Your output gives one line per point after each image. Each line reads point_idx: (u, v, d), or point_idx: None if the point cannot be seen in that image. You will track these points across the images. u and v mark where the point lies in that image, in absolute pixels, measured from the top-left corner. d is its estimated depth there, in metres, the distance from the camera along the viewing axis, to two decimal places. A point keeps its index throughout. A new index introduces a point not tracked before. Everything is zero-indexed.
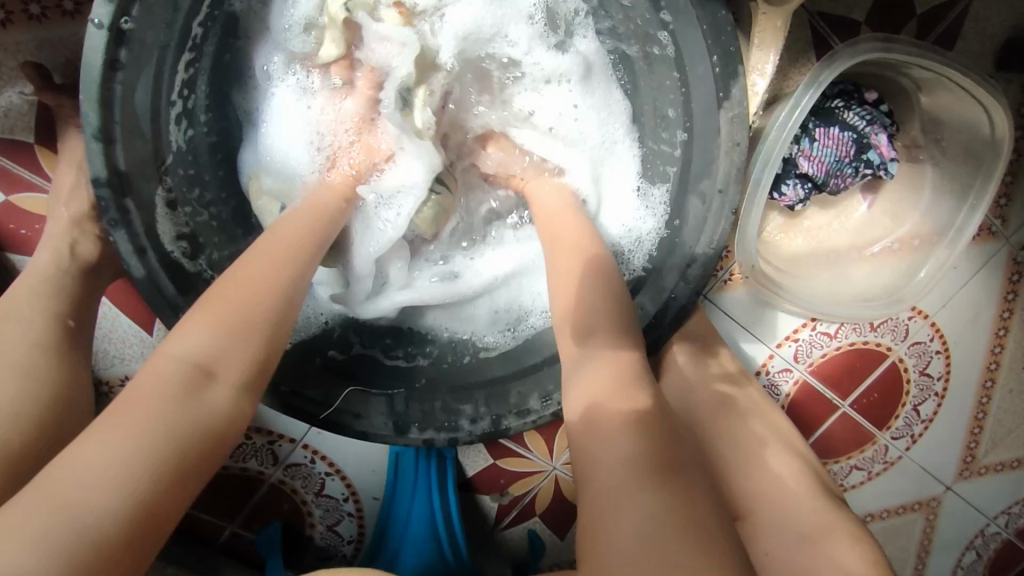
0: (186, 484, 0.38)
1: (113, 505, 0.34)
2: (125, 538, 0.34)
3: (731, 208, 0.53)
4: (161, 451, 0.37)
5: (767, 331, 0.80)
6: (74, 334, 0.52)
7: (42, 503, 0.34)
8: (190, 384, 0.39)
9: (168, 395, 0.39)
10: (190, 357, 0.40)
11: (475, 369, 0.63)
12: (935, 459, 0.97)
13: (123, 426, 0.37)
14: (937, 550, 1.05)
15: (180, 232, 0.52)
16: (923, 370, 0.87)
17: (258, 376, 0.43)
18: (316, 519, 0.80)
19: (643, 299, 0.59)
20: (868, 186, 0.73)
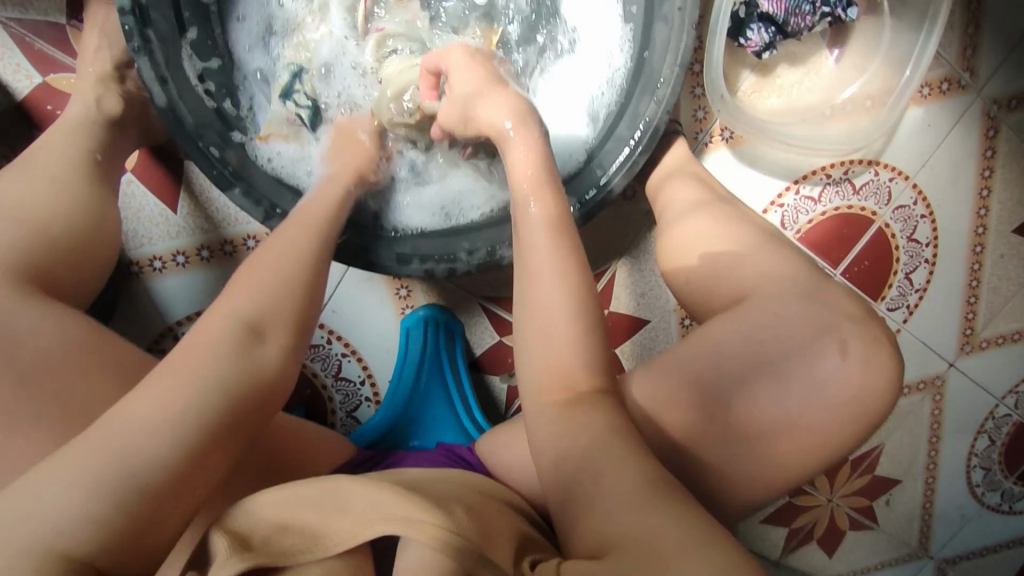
0: (224, 450, 0.45)
1: (166, 454, 0.41)
2: (170, 491, 0.41)
3: (691, 22, 0.58)
4: (207, 413, 0.44)
5: (754, 195, 0.83)
6: (102, 166, 0.61)
7: (97, 446, 0.40)
8: (241, 342, 0.48)
9: (221, 350, 0.47)
10: (241, 316, 0.49)
11: (472, 211, 0.67)
12: (935, 332, 0.99)
13: (178, 377, 0.45)
14: (948, 434, 1.07)
15: (201, 76, 0.60)
16: (910, 236, 0.90)
17: (296, 334, 0.53)
18: (336, 405, 0.83)
19: (621, 127, 0.64)
20: (833, 38, 0.77)
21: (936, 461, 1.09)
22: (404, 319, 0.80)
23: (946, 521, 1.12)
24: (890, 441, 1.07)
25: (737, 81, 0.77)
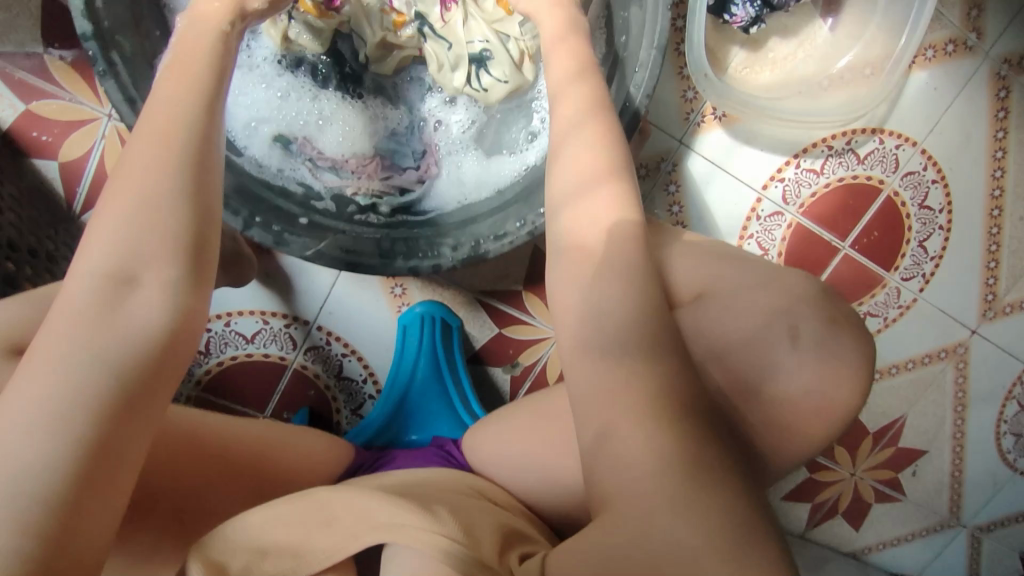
0: (121, 453, 0.35)
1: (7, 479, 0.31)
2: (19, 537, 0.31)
3: (667, 4, 0.56)
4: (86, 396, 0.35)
5: (752, 173, 0.82)
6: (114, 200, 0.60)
7: None
8: (107, 289, 0.38)
9: (85, 311, 0.37)
10: (102, 266, 0.39)
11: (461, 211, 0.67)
12: (954, 299, 0.95)
13: (36, 393, 0.34)
14: (973, 403, 1.04)
15: None
16: (922, 203, 0.88)
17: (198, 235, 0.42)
18: (341, 403, 0.85)
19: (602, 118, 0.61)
20: (827, 8, 0.75)
21: (962, 430, 1.06)
22: (402, 316, 0.80)
23: (978, 488, 1.08)
24: (915, 409, 1.03)
25: (727, 59, 0.75)
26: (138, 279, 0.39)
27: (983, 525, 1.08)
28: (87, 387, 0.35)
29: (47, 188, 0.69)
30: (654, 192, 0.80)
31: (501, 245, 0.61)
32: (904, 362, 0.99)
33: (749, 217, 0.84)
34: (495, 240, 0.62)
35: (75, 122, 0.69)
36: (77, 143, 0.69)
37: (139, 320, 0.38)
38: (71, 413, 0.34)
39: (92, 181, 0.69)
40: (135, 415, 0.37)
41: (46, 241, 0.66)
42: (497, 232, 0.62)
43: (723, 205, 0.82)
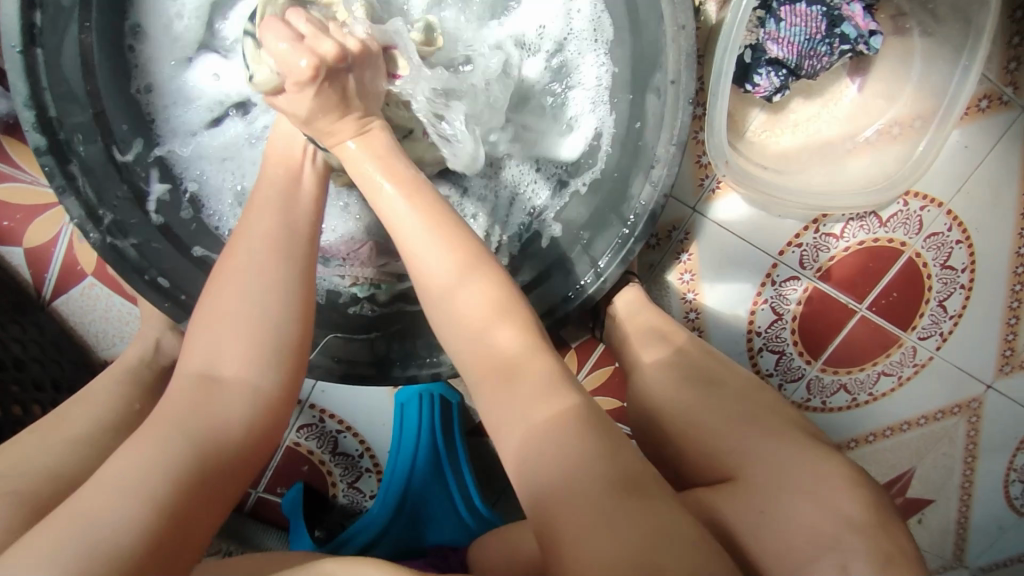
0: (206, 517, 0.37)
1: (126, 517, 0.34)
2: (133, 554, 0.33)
3: (687, 97, 0.51)
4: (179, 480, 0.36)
5: (766, 239, 0.79)
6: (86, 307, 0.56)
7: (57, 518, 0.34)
8: (197, 391, 0.41)
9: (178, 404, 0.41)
10: (196, 367, 0.42)
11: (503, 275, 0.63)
12: (971, 355, 0.85)
13: (145, 458, 0.37)
14: (984, 455, 0.89)
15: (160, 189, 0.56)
16: (944, 263, 0.82)
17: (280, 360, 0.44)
18: (336, 478, 0.80)
19: (616, 208, 0.58)
20: (855, 67, 0.68)
21: (973, 479, 0.90)
22: (398, 393, 0.75)
23: (983, 534, 0.93)
24: (924, 461, 0.90)
25: (745, 123, 0.68)
26: (221, 380, 0.42)
27: (986, 565, 0.93)
28: (184, 448, 0.38)
29: (12, 276, 0.64)
30: (664, 260, 0.80)
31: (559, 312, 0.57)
32: (916, 420, 0.88)
33: (764, 282, 0.81)
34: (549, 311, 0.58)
35: (38, 206, 0.63)
36: (43, 228, 0.64)
37: (228, 416, 0.41)
38: (162, 487, 0.36)
39: (62, 266, 0.65)
40: (220, 491, 0.39)
41: (15, 344, 0.60)
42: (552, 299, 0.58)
43: (734, 271, 0.80)
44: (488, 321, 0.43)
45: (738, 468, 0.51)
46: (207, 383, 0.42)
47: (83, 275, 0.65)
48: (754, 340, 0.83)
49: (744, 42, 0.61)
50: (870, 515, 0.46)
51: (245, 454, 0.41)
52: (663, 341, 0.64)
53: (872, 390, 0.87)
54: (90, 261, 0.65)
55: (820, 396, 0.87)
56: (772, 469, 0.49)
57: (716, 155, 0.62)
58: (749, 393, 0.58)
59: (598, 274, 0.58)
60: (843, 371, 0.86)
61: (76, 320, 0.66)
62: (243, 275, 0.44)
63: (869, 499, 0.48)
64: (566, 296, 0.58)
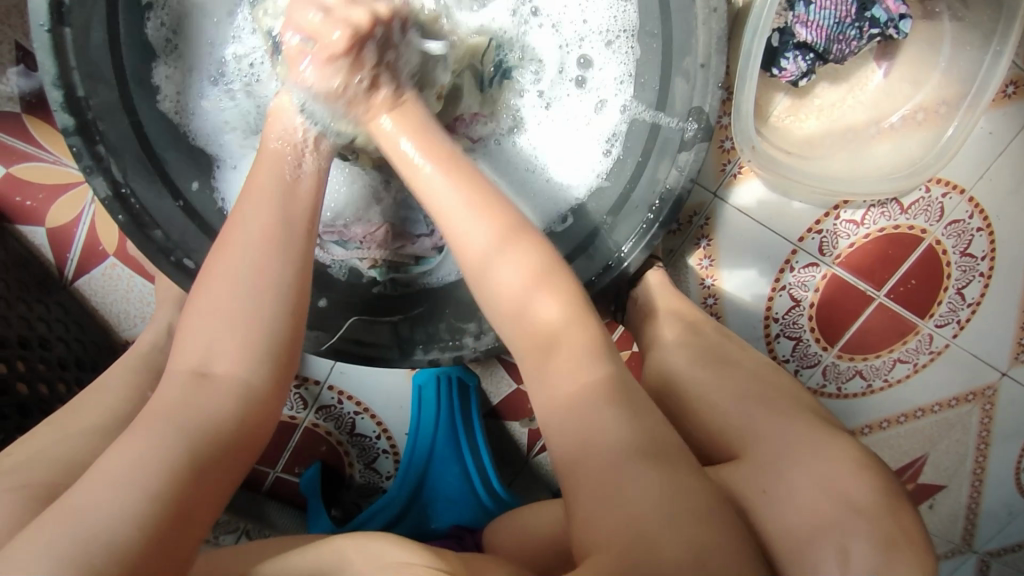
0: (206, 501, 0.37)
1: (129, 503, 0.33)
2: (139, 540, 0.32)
3: (717, 81, 0.52)
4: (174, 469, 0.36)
5: (785, 226, 0.79)
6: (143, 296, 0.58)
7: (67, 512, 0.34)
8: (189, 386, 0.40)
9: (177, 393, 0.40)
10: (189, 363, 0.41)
11: None
12: (988, 342, 0.85)
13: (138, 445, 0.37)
14: (997, 442, 0.89)
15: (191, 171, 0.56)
16: (964, 250, 0.81)
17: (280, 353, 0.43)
18: (353, 458, 0.81)
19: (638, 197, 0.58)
20: (882, 52, 0.67)
21: (984, 466, 0.90)
22: (417, 375, 0.76)
23: (992, 519, 0.93)
24: (937, 448, 0.90)
25: (769, 108, 0.68)
26: (213, 374, 0.41)
27: (993, 551, 0.94)
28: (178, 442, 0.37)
29: (35, 257, 0.64)
30: (685, 245, 0.80)
31: None
32: (930, 406, 0.88)
33: (782, 268, 0.81)
34: None
35: (60, 186, 0.63)
36: (65, 208, 0.64)
37: (220, 408, 0.40)
38: (157, 481, 0.35)
39: (84, 246, 0.65)
40: (217, 471, 0.38)
41: (40, 324, 0.60)
42: None
43: (752, 257, 0.80)
44: (513, 304, 0.45)
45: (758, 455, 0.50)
46: (199, 377, 0.41)
47: (105, 256, 0.65)
48: (771, 326, 0.83)
49: (772, 26, 0.60)
50: (890, 501, 0.46)
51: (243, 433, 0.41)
52: (681, 325, 0.64)
53: (886, 377, 0.87)
54: (111, 241, 0.65)
55: (835, 382, 0.87)
56: (793, 453, 0.49)
57: (742, 140, 0.62)
58: (769, 381, 0.57)
59: (636, 241, 0.57)
60: (860, 358, 0.86)
61: (98, 300, 0.66)
62: (233, 271, 0.43)
63: (890, 487, 0.47)
64: (606, 265, 0.58)
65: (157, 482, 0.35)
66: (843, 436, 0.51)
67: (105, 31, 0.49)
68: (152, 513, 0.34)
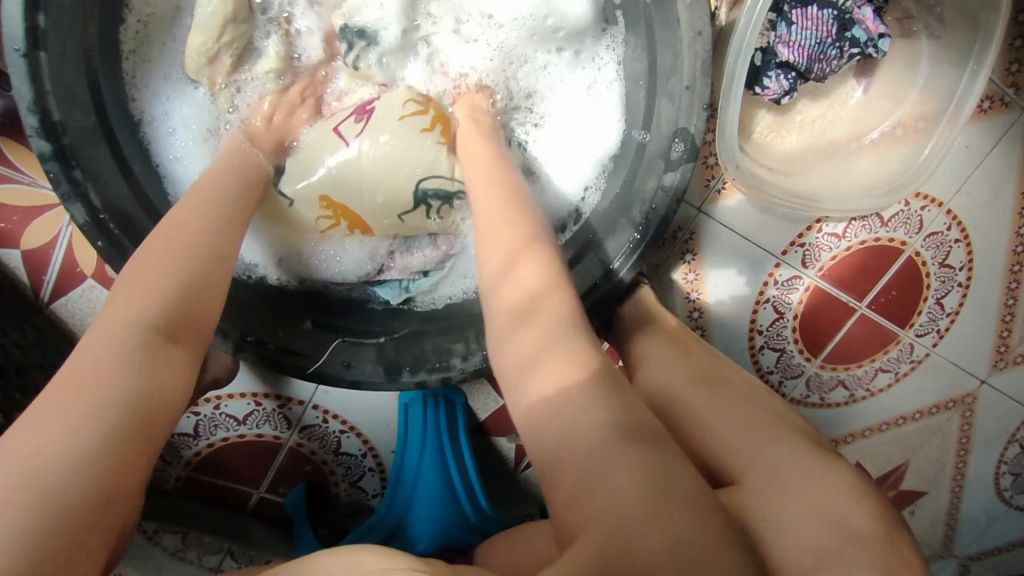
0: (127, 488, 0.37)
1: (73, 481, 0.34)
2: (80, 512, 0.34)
3: (701, 102, 0.52)
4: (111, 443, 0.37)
5: (769, 240, 0.80)
6: None
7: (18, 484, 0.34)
8: (150, 350, 0.41)
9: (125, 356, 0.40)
10: (147, 323, 0.42)
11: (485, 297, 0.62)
12: (967, 352, 0.86)
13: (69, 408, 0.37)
14: (977, 449, 0.90)
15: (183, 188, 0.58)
16: (943, 262, 0.82)
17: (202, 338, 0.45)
18: (340, 477, 0.80)
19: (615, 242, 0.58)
20: (861, 69, 0.68)
21: (964, 472, 0.92)
22: (402, 393, 0.75)
23: (972, 524, 0.94)
24: (918, 455, 0.91)
25: (753, 124, 0.69)
26: (174, 340, 0.43)
27: (974, 554, 0.95)
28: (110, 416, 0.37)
29: (9, 279, 0.63)
30: (669, 260, 0.80)
31: None
32: (911, 414, 0.89)
33: (766, 281, 0.82)
34: None
35: (36, 207, 0.62)
36: (41, 230, 0.62)
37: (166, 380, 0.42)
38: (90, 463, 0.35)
39: (61, 268, 0.63)
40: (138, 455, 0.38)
41: (16, 349, 0.59)
42: None
43: (738, 271, 0.81)
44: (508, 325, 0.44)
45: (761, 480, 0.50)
46: (157, 341, 0.42)
47: (83, 278, 0.63)
48: (755, 338, 0.84)
49: (755, 45, 0.61)
50: (883, 521, 0.45)
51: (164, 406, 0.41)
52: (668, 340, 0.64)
53: (869, 386, 0.88)
54: (89, 262, 0.63)
55: (819, 392, 0.88)
56: (789, 475, 0.48)
57: (727, 158, 0.63)
58: (761, 402, 0.57)
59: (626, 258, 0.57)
60: (843, 368, 0.87)
61: (75, 322, 0.65)
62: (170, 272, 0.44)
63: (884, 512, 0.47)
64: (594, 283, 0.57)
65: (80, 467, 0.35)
66: (835, 460, 0.51)
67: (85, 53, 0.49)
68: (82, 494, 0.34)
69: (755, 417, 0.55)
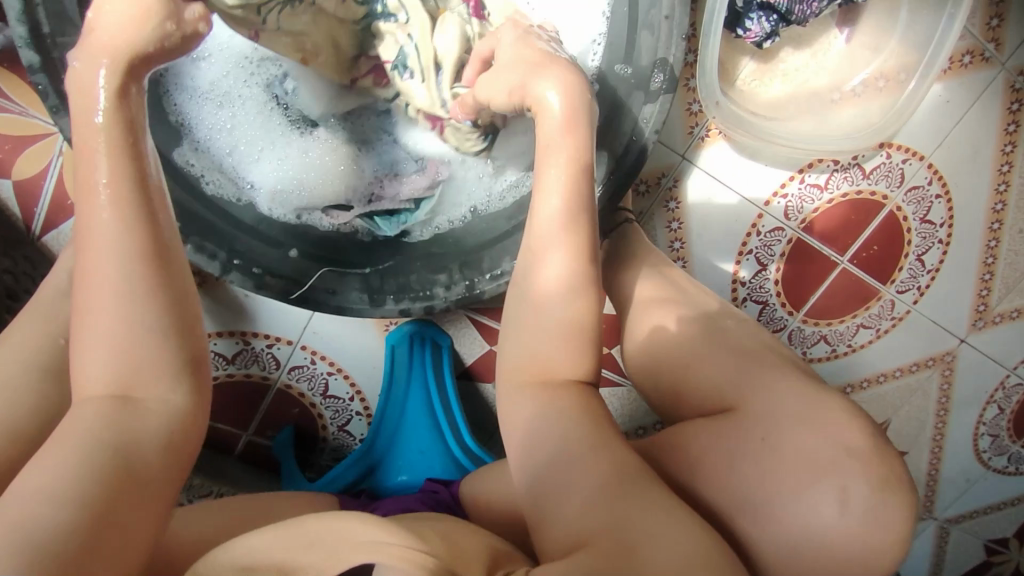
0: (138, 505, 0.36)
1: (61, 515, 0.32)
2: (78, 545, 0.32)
3: (681, 32, 0.53)
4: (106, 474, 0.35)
5: (752, 189, 0.81)
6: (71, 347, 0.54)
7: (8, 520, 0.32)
8: (110, 408, 0.38)
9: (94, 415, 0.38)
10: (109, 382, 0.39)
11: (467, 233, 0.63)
12: (947, 309, 0.87)
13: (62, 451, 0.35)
14: (956, 408, 0.92)
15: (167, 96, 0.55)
16: (924, 218, 0.84)
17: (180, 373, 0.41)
18: (327, 421, 0.82)
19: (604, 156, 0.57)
20: (843, 17, 0.69)
21: (943, 432, 0.93)
22: (390, 334, 0.76)
23: (950, 486, 0.96)
24: (899, 413, 0.93)
25: (736, 70, 0.69)
26: (136, 398, 0.39)
27: (953, 517, 0.96)
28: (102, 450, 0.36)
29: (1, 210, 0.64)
30: (653, 207, 0.81)
31: (498, 285, 0.58)
32: (891, 371, 0.91)
33: (750, 232, 0.83)
34: (491, 279, 0.59)
35: (27, 138, 0.63)
36: (32, 161, 0.63)
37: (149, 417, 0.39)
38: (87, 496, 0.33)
39: (52, 201, 0.64)
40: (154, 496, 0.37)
41: None
42: (492, 270, 0.59)
43: (722, 221, 0.82)
44: None
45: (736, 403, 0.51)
46: (121, 402, 0.39)
47: (74, 211, 0.64)
48: (738, 290, 0.85)
49: None
50: None
51: (159, 452, 0.38)
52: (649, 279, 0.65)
53: (850, 342, 0.89)
54: (79, 195, 0.64)
55: (801, 346, 0.89)
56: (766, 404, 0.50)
57: (708, 97, 0.64)
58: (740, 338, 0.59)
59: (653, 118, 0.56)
60: (825, 322, 0.88)
61: None
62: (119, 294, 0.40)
63: None
64: (628, 142, 0.56)
65: (80, 494, 0.33)
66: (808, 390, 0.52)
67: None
68: (77, 524, 0.32)
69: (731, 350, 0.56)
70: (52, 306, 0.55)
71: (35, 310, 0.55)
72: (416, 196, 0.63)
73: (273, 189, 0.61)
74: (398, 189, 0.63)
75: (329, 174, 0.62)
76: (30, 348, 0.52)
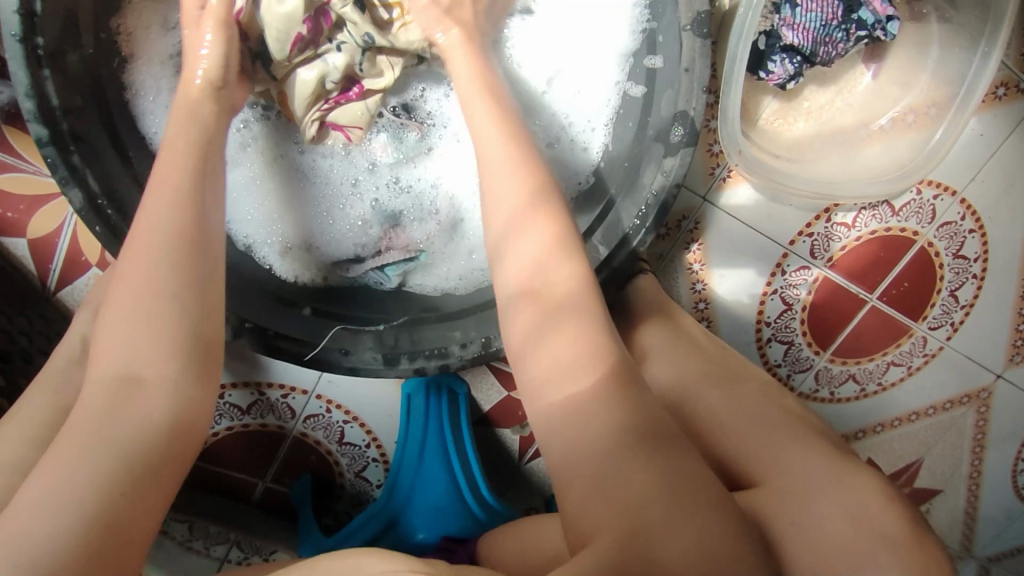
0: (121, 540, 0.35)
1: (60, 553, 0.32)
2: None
3: (701, 85, 0.53)
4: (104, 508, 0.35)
5: (776, 228, 0.79)
6: (81, 418, 0.53)
7: None
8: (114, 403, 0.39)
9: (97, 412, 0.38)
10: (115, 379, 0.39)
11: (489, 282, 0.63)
12: (983, 344, 0.84)
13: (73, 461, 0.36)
14: (994, 446, 0.87)
15: None
16: (957, 253, 0.80)
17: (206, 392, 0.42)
18: (343, 468, 0.80)
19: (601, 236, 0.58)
20: (870, 54, 0.67)
21: (981, 469, 0.89)
22: (406, 383, 0.75)
23: (988, 524, 0.91)
24: (932, 452, 0.88)
25: (758, 111, 0.67)
26: (154, 406, 0.39)
27: (993, 556, 0.92)
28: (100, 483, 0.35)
29: (16, 267, 0.64)
30: (674, 249, 0.79)
31: None
32: (925, 410, 0.87)
33: (774, 271, 0.81)
34: None
35: (41, 196, 0.63)
36: (45, 219, 0.63)
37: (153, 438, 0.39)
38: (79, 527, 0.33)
39: (66, 258, 0.64)
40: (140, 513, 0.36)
41: (20, 336, 0.60)
42: None
43: (747, 262, 0.80)
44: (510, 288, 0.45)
45: (769, 475, 0.49)
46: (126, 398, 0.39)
47: (87, 267, 0.64)
48: (763, 330, 0.82)
49: (759, 29, 0.60)
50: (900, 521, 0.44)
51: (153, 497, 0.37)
52: (672, 329, 0.63)
53: (880, 380, 0.85)
54: (94, 251, 0.64)
55: (829, 386, 0.86)
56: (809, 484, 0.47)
57: (729, 143, 0.62)
58: (771, 398, 0.56)
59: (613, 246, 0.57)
60: (854, 362, 0.85)
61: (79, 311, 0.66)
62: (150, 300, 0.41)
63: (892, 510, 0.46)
64: (597, 267, 0.57)
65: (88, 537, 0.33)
66: (844, 458, 0.50)
67: (173, 70, 0.57)
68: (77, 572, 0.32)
69: (756, 416, 0.54)
70: (64, 373, 0.55)
71: (47, 376, 0.54)
72: (425, 246, 0.65)
73: (297, 246, 0.63)
74: (407, 240, 0.65)
75: (345, 222, 0.65)
76: (38, 419, 0.51)
